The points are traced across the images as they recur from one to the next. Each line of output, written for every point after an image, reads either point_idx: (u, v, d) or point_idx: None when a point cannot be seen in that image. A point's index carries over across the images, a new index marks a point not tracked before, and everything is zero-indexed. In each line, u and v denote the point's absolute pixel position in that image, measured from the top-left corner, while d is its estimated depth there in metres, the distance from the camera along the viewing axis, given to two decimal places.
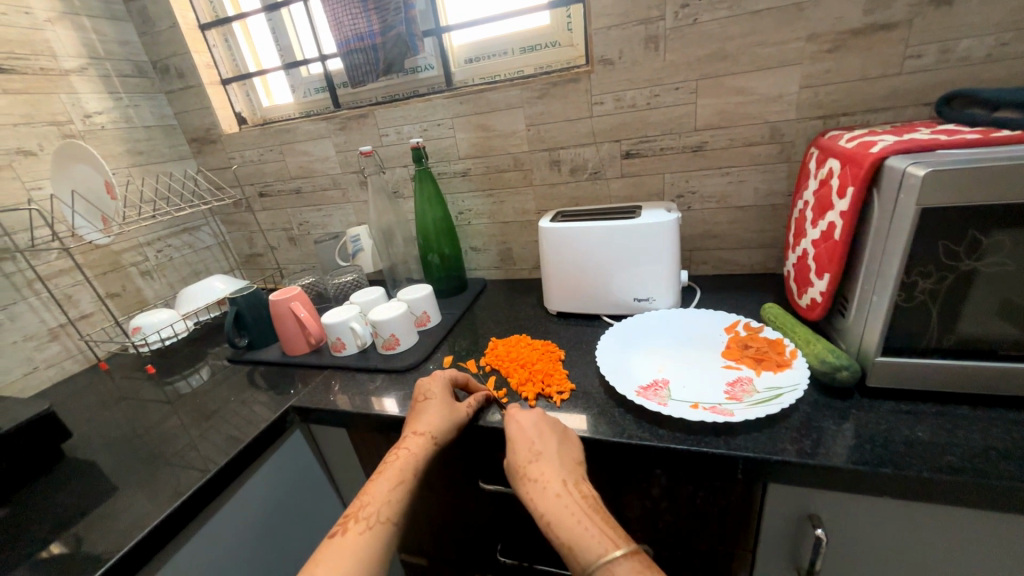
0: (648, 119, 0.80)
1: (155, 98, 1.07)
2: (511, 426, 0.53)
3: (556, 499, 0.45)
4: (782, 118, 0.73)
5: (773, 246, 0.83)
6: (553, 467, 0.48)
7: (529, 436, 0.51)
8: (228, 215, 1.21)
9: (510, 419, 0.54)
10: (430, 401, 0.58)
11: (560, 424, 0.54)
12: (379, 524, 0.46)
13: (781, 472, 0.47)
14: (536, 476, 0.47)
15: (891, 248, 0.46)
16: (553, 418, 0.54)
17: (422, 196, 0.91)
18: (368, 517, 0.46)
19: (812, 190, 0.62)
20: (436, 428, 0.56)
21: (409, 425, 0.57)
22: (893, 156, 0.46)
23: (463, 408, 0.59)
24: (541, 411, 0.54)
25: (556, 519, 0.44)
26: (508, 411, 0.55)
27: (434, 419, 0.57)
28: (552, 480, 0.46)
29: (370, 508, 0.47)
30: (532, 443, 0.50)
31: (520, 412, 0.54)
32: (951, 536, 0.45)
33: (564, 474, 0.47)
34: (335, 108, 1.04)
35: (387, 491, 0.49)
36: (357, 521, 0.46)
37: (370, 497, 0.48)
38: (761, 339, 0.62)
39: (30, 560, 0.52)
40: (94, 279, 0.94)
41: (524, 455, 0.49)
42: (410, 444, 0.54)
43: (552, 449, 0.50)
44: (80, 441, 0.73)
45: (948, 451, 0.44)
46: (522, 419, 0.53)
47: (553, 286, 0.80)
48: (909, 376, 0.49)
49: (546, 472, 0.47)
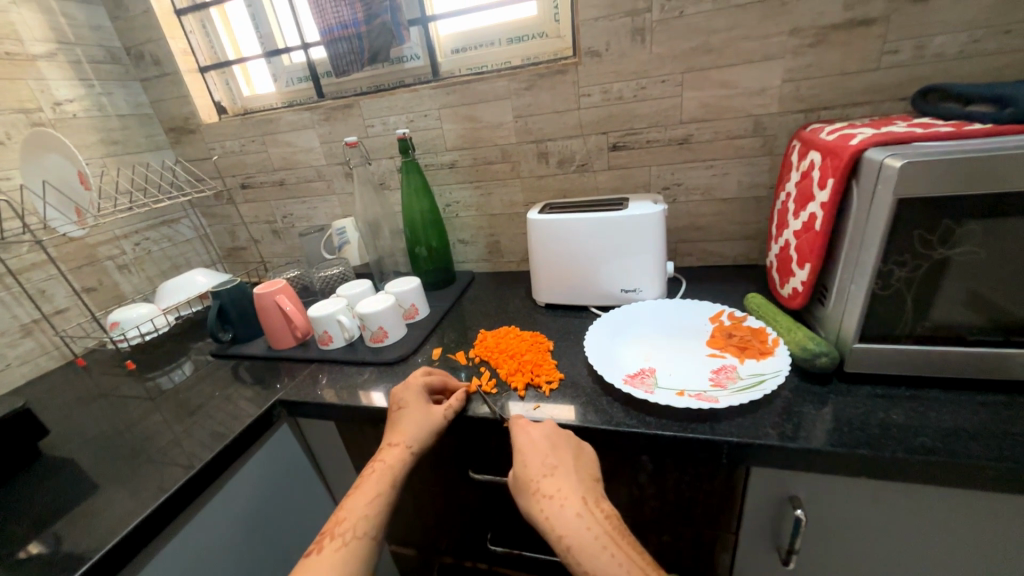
0: (634, 112, 0.80)
1: (129, 86, 1.04)
2: (521, 438, 0.52)
3: (578, 520, 0.45)
4: (765, 112, 0.75)
5: (756, 237, 0.85)
6: (570, 484, 0.47)
7: (545, 451, 0.50)
8: (209, 207, 1.18)
9: (520, 429, 0.53)
10: (406, 409, 0.58)
11: (573, 436, 0.53)
12: (355, 539, 0.47)
13: (764, 456, 0.48)
14: (552, 493, 0.47)
15: (869, 238, 0.48)
16: (565, 430, 0.53)
17: (409, 187, 0.91)
18: (343, 533, 0.47)
19: (794, 182, 0.63)
20: (412, 437, 0.56)
21: (388, 435, 0.58)
22: (871, 148, 0.48)
23: (439, 411, 0.59)
24: (553, 424, 0.53)
25: (579, 542, 0.44)
26: (517, 421, 0.54)
27: (412, 429, 0.56)
28: (572, 498, 0.46)
29: (346, 523, 0.48)
30: (546, 456, 0.49)
31: (530, 424, 0.53)
32: (923, 514, 0.47)
33: (583, 491, 0.47)
34: (319, 98, 1.02)
35: (364, 506, 0.50)
36: (333, 538, 0.47)
37: (346, 513, 0.49)
38: (745, 328, 0.63)
39: (9, 560, 0.51)
40: (68, 273, 0.91)
41: (538, 469, 0.48)
42: (388, 457, 0.54)
43: (569, 464, 0.49)
44: (57, 438, 0.71)
45: (920, 433, 0.46)
46: (533, 431, 0.52)
47: (542, 278, 0.81)
48: (885, 361, 0.51)
49: (565, 489, 0.47)
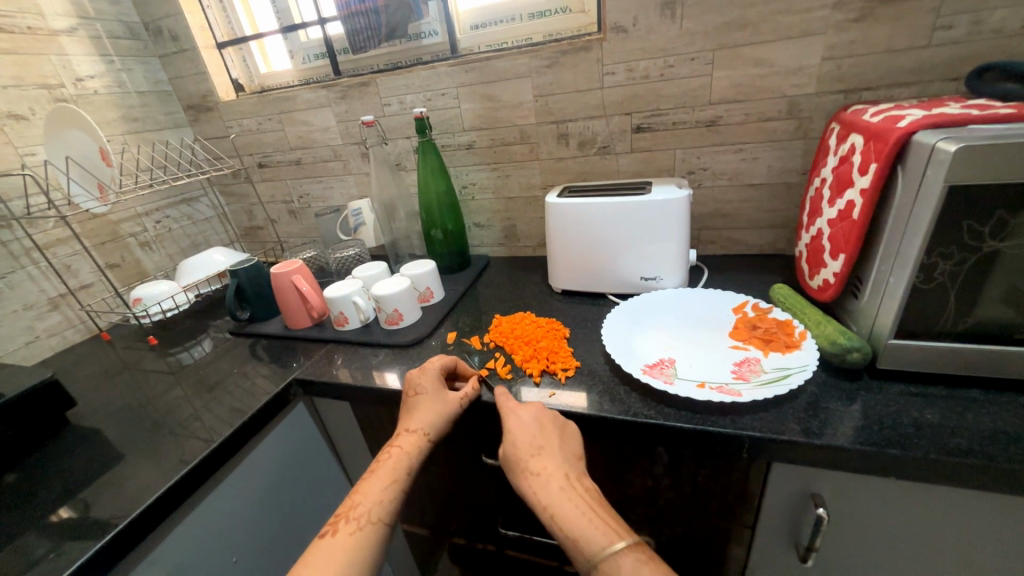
0: (660, 92, 0.77)
1: (148, 62, 1.03)
2: (510, 419, 0.52)
3: (560, 493, 0.46)
4: (801, 92, 0.71)
5: (783, 226, 0.82)
6: (555, 462, 0.48)
7: (531, 431, 0.50)
8: (227, 186, 1.19)
9: (508, 410, 0.53)
10: (422, 396, 0.58)
11: (561, 417, 0.53)
12: (369, 524, 0.47)
13: (786, 452, 0.47)
14: (538, 470, 0.47)
15: (913, 228, 0.44)
16: (553, 410, 0.53)
17: (426, 168, 0.89)
18: (358, 517, 0.48)
19: (830, 167, 0.60)
20: (428, 425, 0.56)
21: (402, 422, 0.58)
22: (921, 132, 0.44)
23: (455, 398, 0.59)
24: (542, 406, 0.53)
25: (561, 513, 0.44)
26: (506, 404, 0.54)
27: (428, 417, 0.56)
28: (556, 474, 0.47)
29: (362, 508, 0.48)
30: (533, 436, 0.50)
31: (519, 407, 0.53)
32: (953, 518, 0.45)
33: (566, 467, 0.48)
34: (336, 75, 1.00)
35: (379, 491, 0.50)
36: (348, 522, 0.47)
37: (361, 497, 0.49)
38: (769, 320, 0.61)
39: (40, 523, 0.53)
40: (93, 248, 0.93)
41: (525, 449, 0.49)
42: (404, 443, 0.54)
43: (554, 441, 0.50)
44: (84, 410, 0.73)
45: (957, 434, 0.44)
46: (522, 412, 0.52)
47: (559, 264, 0.79)
48: (921, 360, 0.49)
49: (549, 466, 0.47)
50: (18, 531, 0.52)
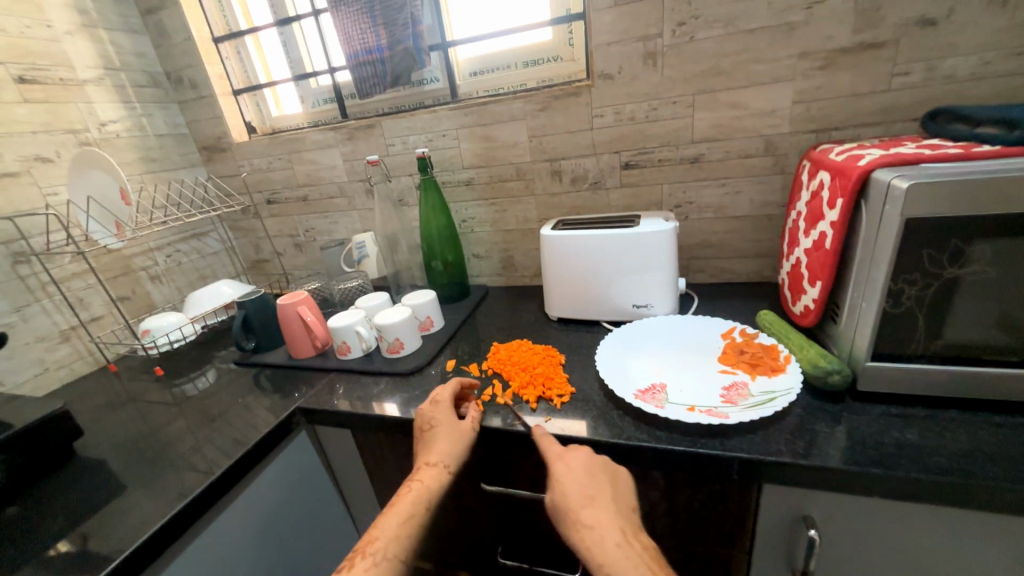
0: (646, 132, 0.83)
1: (168, 108, 1.10)
2: (559, 467, 0.51)
3: (617, 550, 0.46)
4: (776, 132, 0.76)
5: (768, 255, 0.85)
6: (608, 516, 0.48)
7: (582, 479, 0.50)
8: (236, 221, 1.23)
9: (558, 459, 0.52)
10: (439, 427, 0.59)
11: (611, 463, 0.53)
12: (386, 560, 0.49)
13: (774, 473, 0.48)
14: (592, 523, 0.48)
15: (878, 257, 0.48)
16: (601, 456, 0.53)
17: (427, 203, 0.94)
18: (375, 552, 0.50)
19: (804, 200, 0.64)
20: (447, 457, 0.57)
21: (422, 452, 0.59)
22: (879, 169, 0.48)
23: (469, 425, 0.60)
24: (590, 451, 0.53)
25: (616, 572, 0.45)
26: (556, 450, 0.53)
27: (446, 450, 0.57)
28: (610, 530, 0.47)
29: (378, 543, 0.50)
30: (586, 486, 0.49)
31: (568, 453, 0.53)
32: (941, 537, 0.46)
33: (620, 522, 0.48)
34: (343, 118, 1.07)
35: (396, 527, 0.52)
36: (364, 557, 0.49)
37: (379, 532, 0.51)
38: (756, 345, 0.64)
39: (48, 551, 0.54)
40: (105, 282, 0.96)
41: (578, 499, 0.49)
42: (423, 477, 0.56)
43: (607, 493, 0.50)
44: (90, 441, 0.74)
45: (935, 453, 0.45)
46: (572, 460, 0.52)
47: (554, 293, 0.82)
48: (898, 381, 0.51)
49: (603, 519, 0.48)
50: (23, 561, 0.53)
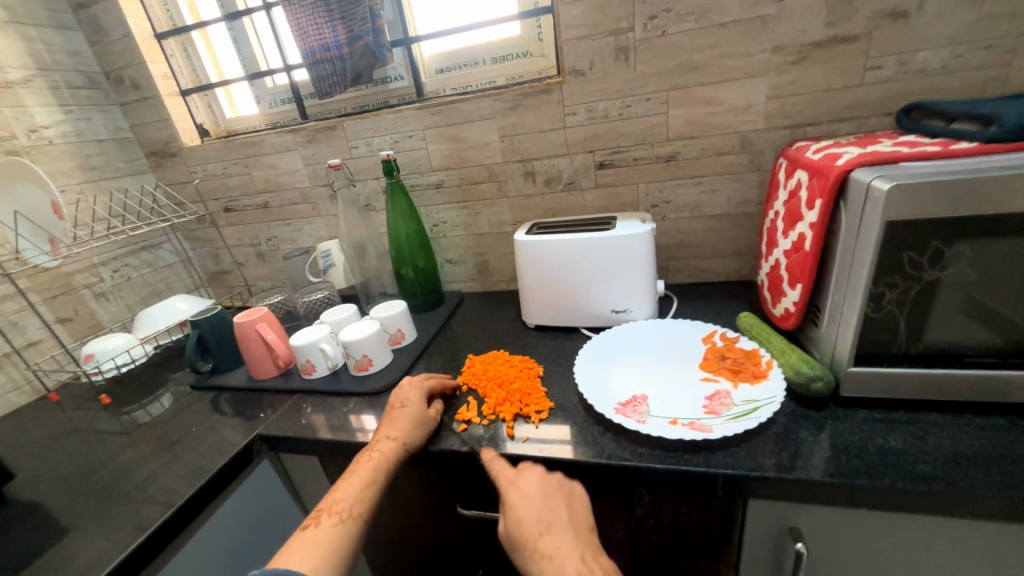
0: (620, 130, 0.80)
1: (109, 111, 1.02)
2: (512, 494, 0.49)
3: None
4: (752, 128, 0.74)
5: (746, 253, 0.84)
6: (567, 540, 0.45)
7: (537, 504, 0.48)
8: (191, 231, 1.16)
9: (508, 484, 0.50)
10: (406, 406, 0.59)
11: (564, 481, 0.51)
12: (350, 519, 0.47)
13: (760, 487, 0.46)
14: (552, 552, 0.44)
15: (859, 260, 0.46)
16: (554, 476, 0.52)
17: (394, 209, 0.89)
18: (340, 511, 0.48)
19: (782, 200, 0.62)
20: (412, 433, 0.56)
21: (384, 427, 0.58)
22: (858, 169, 0.47)
23: (436, 410, 0.61)
24: (542, 472, 0.52)
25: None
26: (506, 473, 0.52)
27: (408, 427, 0.56)
28: (569, 556, 0.44)
29: (342, 503, 0.48)
30: (541, 511, 0.47)
31: (519, 478, 0.51)
32: (929, 545, 0.45)
33: (580, 548, 0.45)
34: (302, 119, 1.01)
35: (359, 489, 0.50)
36: (330, 515, 0.47)
37: (342, 493, 0.49)
38: (737, 350, 0.62)
39: None
40: (42, 303, 0.88)
41: (534, 527, 0.46)
42: (383, 448, 0.54)
43: (562, 517, 0.47)
44: (23, 481, 0.67)
45: (921, 459, 0.44)
46: (524, 484, 0.50)
47: (530, 300, 0.79)
48: (880, 385, 0.50)
49: (562, 545, 0.45)
50: None
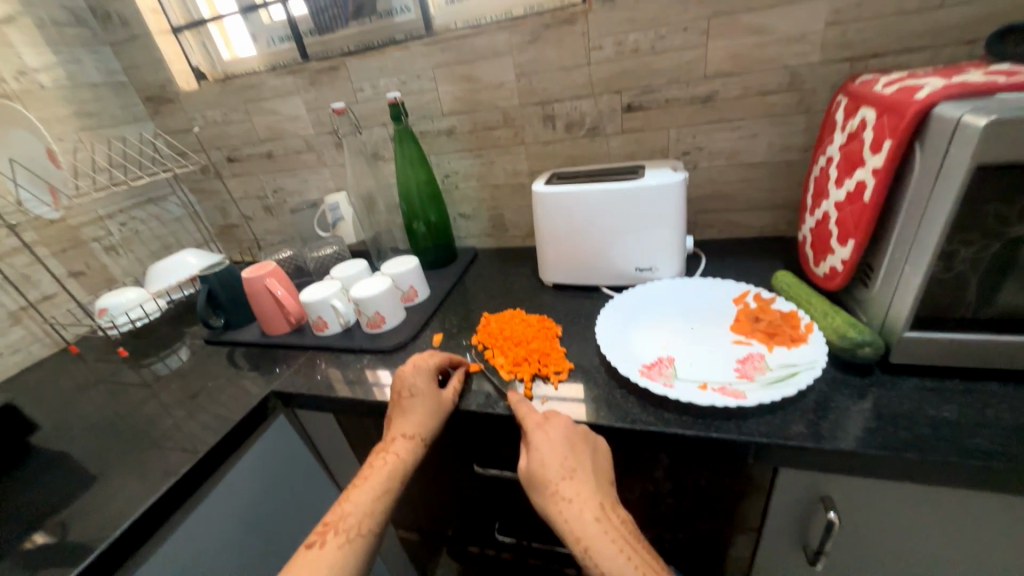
0: (652, 66, 0.71)
1: (99, 51, 0.95)
2: (537, 436, 0.47)
3: (595, 525, 0.42)
4: (804, 62, 0.65)
5: (784, 207, 0.77)
6: (589, 488, 0.44)
7: (563, 451, 0.45)
8: (196, 182, 1.12)
9: (536, 426, 0.48)
10: (417, 397, 0.54)
11: (591, 433, 0.49)
12: (359, 537, 0.45)
13: (796, 457, 0.44)
14: (571, 496, 0.44)
15: (932, 213, 0.40)
16: (581, 426, 0.49)
17: (403, 158, 0.83)
18: (347, 529, 0.45)
19: (837, 145, 0.55)
20: (425, 430, 0.52)
21: (396, 423, 0.54)
22: (943, 104, 0.40)
23: (450, 396, 0.56)
24: (569, 422, 0.48)
25: (595, 547, 0.41)
26: (533, 419, 0.49)
27: (424, 422, 0.53)
28: (589, 503, 0.43)
29: (352, 519, 0.46)
30: (566, 457, 0.45)
31: (546, 422, 0.48)
32: (973, 519, 0.43)
33: (599, 495, 0.44)
34: (304, 60, 0.91)
35: (370, 502, 0.47)
36: (337, 533, 0.44)
37: (351, 507, 0.46)
38: (773, 311, 0.57)
39: (15, 551, 0.50)
40: (52, 257, 0.87)
41: (557, 471, 0.44)
42: (399, 450, 0.51)
43: (587, 464, 0.46)
44: (51, 430, 0.69)
45: (978, 433, 0.41)
46: (551, 429, 0.47)
47: (549, 256, 0.75)
48: (936, 352, 0.45)
49: (583, 492, 0.44)
50: None
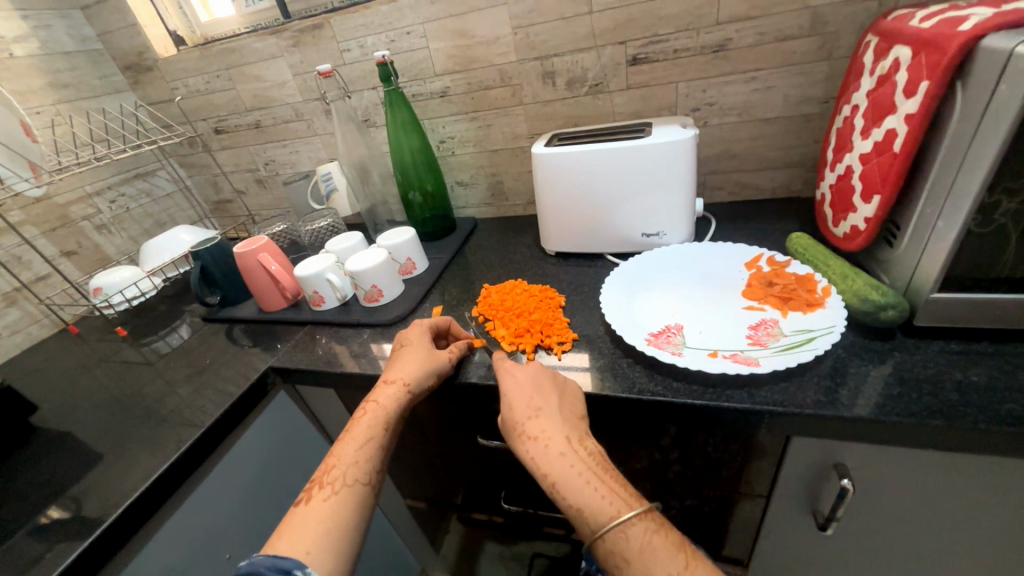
0: (659, 12, 0.66)
1: (69, 15, 0.89)
2: (507, 381, 0.48)
3: (560, 458, 0.41)
4: (827, 1, 0.59)
5: (800, 164, 0.73)
6: (554, 424, 0.43)
7: (527, 391, 0.45)
8: (185, 156, 1.08)
9: (504, 372, 0.49)
10: (406, 349, 0.54)
11: (560, 376, 0.48)
12: (345, 487, 0.43)
13: (810, 425, 0.42)
14: (536, 434, 0.42)
15: (973, 160, 0.37)
16: (551, 369, 0.48)
17: (395, 122, 0.79)
18: (333, 481, 0.44)
19: (865, 91, 0.50)
20: (409, 376, 0.51)
21: (384, 375, 0.53)
22: (991, 35, 0.35)
23: (443, 354, 0.54)
24: (539, 364, 0.49)
25: (562, 480, 0.40)
26: (502, 366, 0.50)
27: (410, 368, 0.52)
28: (555, 438, 0.42)
29: (336, 471, 0.44)
30: (531, 398, 0.45)
31: (516, 368, 0.49)
32: (995, 485, 0.41)
33: (567, 430, 0.43)
34: (286, 19, 0.87)
35: (355, 452, 0.46)
36: (322, 487, 0.43)
37: (336, 460, 0.45)
38: (788, 275, 0.54)
39: (28, 526, 0.50)
40: (41, 236, 0.84)
41: (521, 411, 0.44)
42: (381, 397, 0.50)
43: (553, 403, 0.45)
44: (54, 409, 0.69)
45: (1008, 398, 0.38)
46: (519, 373, 0.48)
47: (550, 224, 0.71)
48: (967, 313, 0.42)
49: (548, 429, 0.42)
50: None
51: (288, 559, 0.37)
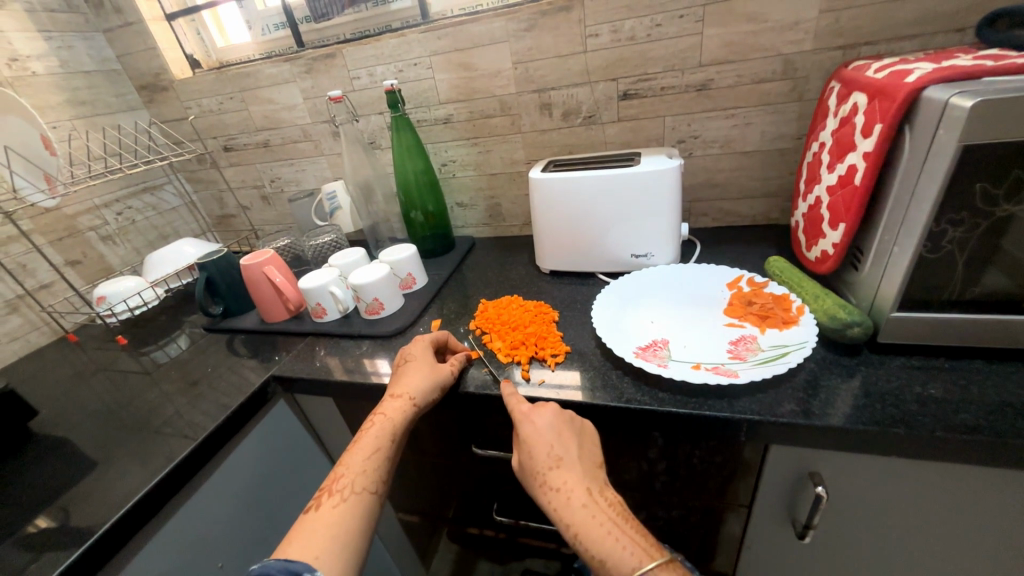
0: (648, 54, 0.72)
1: (91, 38, 0.94)
2: (525, 428, 0.47)
3: (583, 511, 0.42)
4: (797, 49, 0.66)
5: (777, 194, 0.78)
6: (575, 475, 0.44)
7: (548, 440, 0.46)
8: (192, 171, 1.12)
9: (523, 418, 0.48)
10: (411, 364, 0.56)
11: (578, 419, 0.49)
12: (353, 495, 0.45)
13: (785, 433, 0.45)
14: (559, 486, 0.44)
15: (921, 194, 0.42)
16: (568, 412, 0.49)
17: (400, 145, 0.83)
18: (341, 489, 0.46)
19: (830, 130, 0.56)
20: (415, 390, 0.53)
21: (390, 388, 0.55)
22: (932, 87, 0.41)
23: (446, 367, 0.57)
24: (557, 407, 0.49)
25: (585, 532, 0.41)
26: (519, 410, 0.49)
27: (415, 382, 0.54)
28: (577, 489, 0.43)
29: (345, 479, 0.46)
30: (551, 447, 0.46)
31: (534, 412, 0.48)
32: (954, 492, 0.44)
33: (587, 480, 0.44)
34: (300, 47, 0.92)
35: (363, 462, 0.48)
36: (331, 495, 0.45)
37: (345, 469, 0.47)
38: (765, 295, 0.58)
39: (26, 528, 0.50)
40: (47, 245, 0.86)
41: (543, 462, 0.45)
42: (388, 409, 0.52)
43: (573, 450, 0.46)
44: (53, 416, 0.69)
45: (962, 409, 0.42)
46: (538, 420, 0.47)
47: (546, 244, 0.75)
48: (924, 331, 0.46)
49: (570, 480, 0.44)
50: None
51: (299, 562, 0.39)
